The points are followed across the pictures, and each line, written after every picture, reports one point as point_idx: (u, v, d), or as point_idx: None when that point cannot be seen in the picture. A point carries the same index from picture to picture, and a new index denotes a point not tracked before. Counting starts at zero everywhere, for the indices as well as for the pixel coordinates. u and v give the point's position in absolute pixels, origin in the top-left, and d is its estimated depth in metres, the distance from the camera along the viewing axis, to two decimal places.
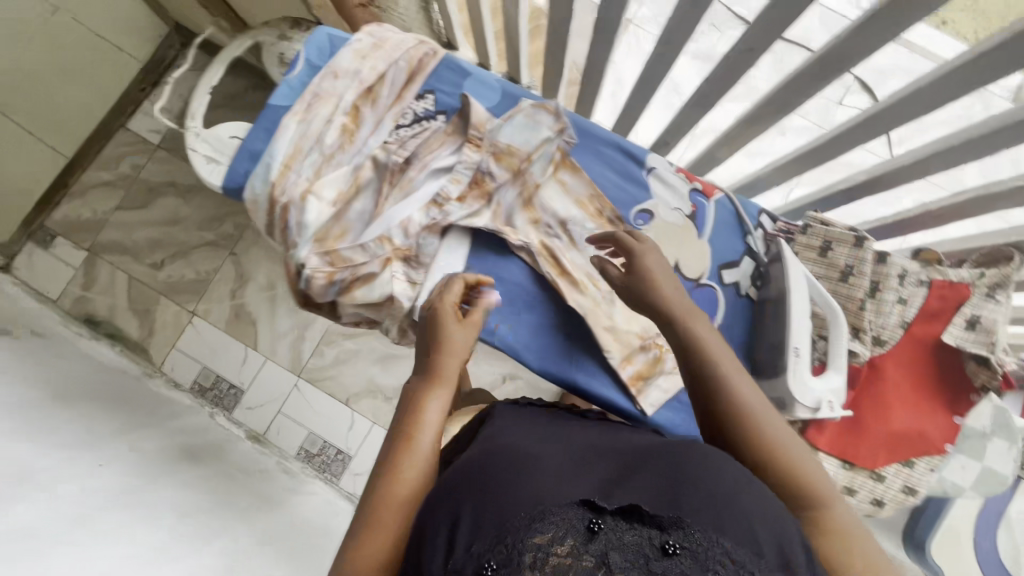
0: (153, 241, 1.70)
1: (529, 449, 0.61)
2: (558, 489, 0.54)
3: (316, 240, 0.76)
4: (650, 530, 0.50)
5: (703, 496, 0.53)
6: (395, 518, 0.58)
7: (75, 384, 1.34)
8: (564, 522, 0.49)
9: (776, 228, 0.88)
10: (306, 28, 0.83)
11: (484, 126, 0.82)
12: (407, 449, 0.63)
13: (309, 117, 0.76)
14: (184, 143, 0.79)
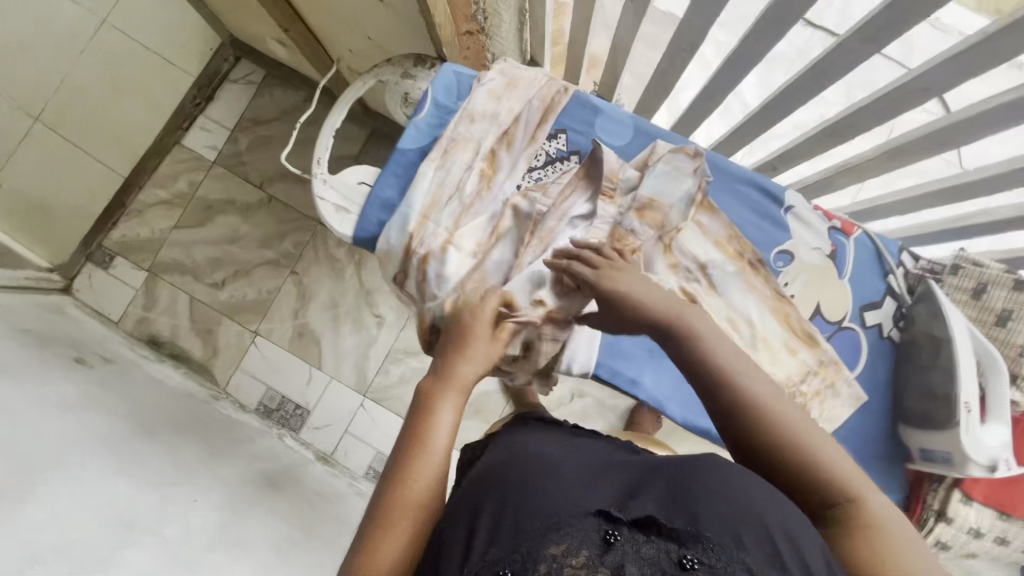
0: (213, 260, 1.69)
1: (547, 460, 0.57)
2: (573, 499, 0.51)
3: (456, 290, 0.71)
4: (668, 542, 0.45)
5: (722, 504, 0.47)
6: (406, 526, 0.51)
7: (154, 412, 1.33)
8: (582, 533, 0.47)
9: (918, 268, 0.81)
10: (429, 64, 0.79)
11: (618, 175, 0.75)
12: (422, 453, 0.55)
13: (447, 165, 0.72)
14: (310, 189, 0.75)
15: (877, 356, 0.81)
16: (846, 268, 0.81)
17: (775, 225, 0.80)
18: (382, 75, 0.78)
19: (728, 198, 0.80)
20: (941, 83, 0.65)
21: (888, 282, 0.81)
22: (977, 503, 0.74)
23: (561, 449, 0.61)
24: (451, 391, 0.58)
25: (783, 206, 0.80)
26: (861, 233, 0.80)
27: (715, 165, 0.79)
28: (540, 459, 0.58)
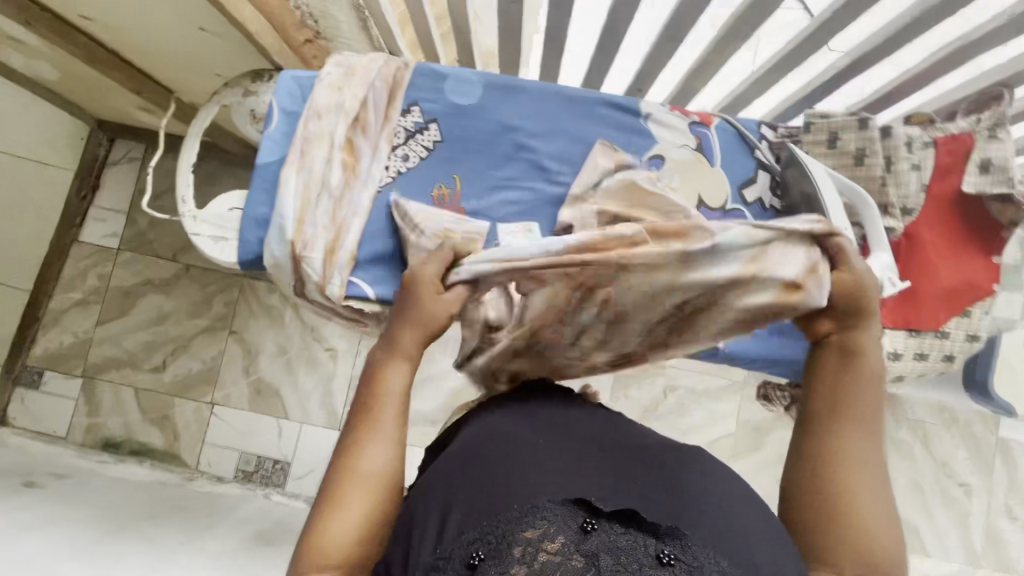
0: (147, 345, 1.63)
1: (526, 437, 0.56)
2: (548, 480, 0.50)
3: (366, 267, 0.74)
4: (646, 537, 0.46)
5: (711, 514, 0.50)
6: (358, 496, 0.52)
7: (123, 510, 1.28)
8: (559, 518, 0.46)
9: (778, 136, 0.85)
10: (268, 78, 0.79)
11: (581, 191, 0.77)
12: (375, 424, 0.55)
13: (307, 165, 0.72)
14: (185, 230, 0.75)
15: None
16: (715, 156, 0.84)
17: (640, 134, 0.83)
18: (223, 100, 0.78)
19: (591, 123, 0.82)
20: None
21: (756, 157, 0.85)
22: (890, 329, 0.79)
23: (544, 426, 0.59)
24: (399, 359, 0.59)
25: (641, 116, 0.83)
26: (718, 120, 0.85)
27: (569, 97, 0.82)
28: (517, 436, 0.56)
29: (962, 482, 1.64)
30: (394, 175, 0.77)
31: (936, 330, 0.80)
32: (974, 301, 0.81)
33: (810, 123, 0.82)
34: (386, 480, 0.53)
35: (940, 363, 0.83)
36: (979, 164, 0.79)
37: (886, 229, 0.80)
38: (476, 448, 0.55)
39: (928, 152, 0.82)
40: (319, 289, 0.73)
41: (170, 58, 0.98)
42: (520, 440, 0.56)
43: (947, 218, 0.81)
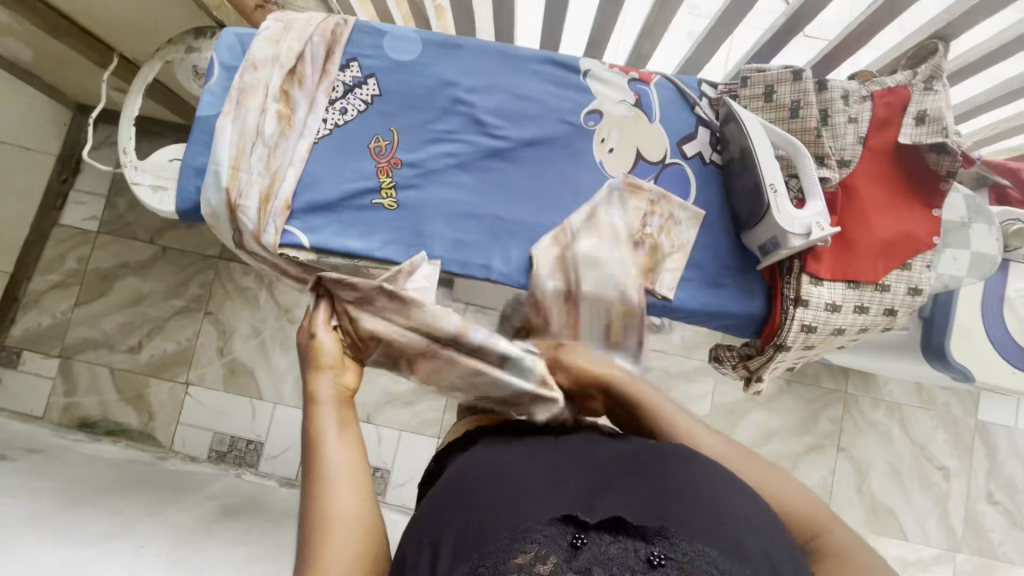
0: (124, 326, 1.65)
1: (510, 464, 0.55)
2: (538, 505, 0.50)
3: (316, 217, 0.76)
4: (636, 541, 0.48)
5: (690, 504, 0.50)
6: (342, 544, 0.50)
7: (91, 481, 1.29)
8: (548, 538, 0.47)
9: (719, 93, 0.86)
10: (211, 35, 0.81)
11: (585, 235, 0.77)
12: (323, 474, 0.53)
13: (243, 114, 0.74)
14: (126, 180, 0.77)
15: (704, 183, 0.84)
16: (654, 112, 0.85)
17: (579, 90, 0.84)
18: (166, 55, 0.80)
19: (530, 80, 0.83)
20: None
21: (696, 114, 0.86)
22: (827, 282, 0.79)
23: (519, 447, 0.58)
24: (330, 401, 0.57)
25: (580, 73, 0.84)
26: (658, 78, 0.86)
27: (508, 55, 0.83)
28: (502, 465, 0.55)
29: (942, 466, 1.61)
30: (332, 127, 0.78)
31: (875, 283, 0.80)
32: (913, 254, 0.81)
33: (746, 77, 0.83)
34: (361, 516, 0.52)
35: (882, 317, 0.82)
36: (915, 116, 0.79)
37: (821, 179, 0.79)
38: (461, 477, 0.55)
39: (865, 106, 0.82)
40: (255, 237, 0.74)
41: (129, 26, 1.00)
42: (501, 468, 0.55)
43: (885, 171, 0.81)
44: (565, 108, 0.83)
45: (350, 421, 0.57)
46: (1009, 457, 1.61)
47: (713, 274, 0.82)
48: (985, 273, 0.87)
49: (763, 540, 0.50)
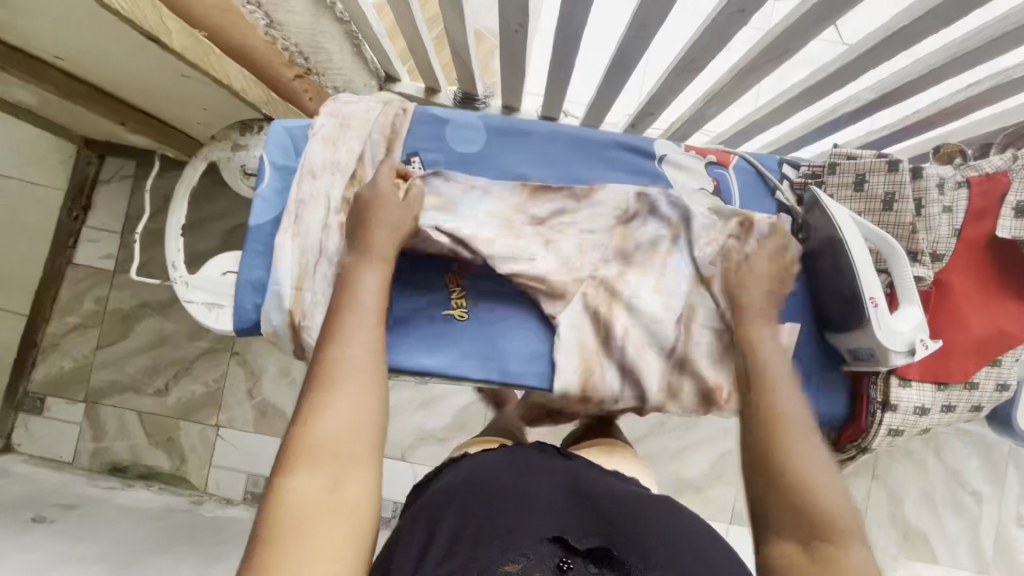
0: (149, 368, 1.61)
1: (504, 485, 0.55)
2: (535, 522, 0.49)
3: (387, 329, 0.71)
4: (616, 574, 0.45)
5: (666, 525, 0.50)
6: (347, 396, 0.47)
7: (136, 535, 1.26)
8: (536, 556, 0.45)
9: (801, 175, 0.81)
10: (257, 129, 0.75)
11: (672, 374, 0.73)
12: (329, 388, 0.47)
13: (303, 229, 0.68)
14: (178, 296, 0.72)
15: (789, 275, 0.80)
16: (733, 199, 0.80)
17: (655, 177, 0.79)
18: (210, 154, 0.74)
19: (603, 168, 0.78)
20: (753, 2, 0.63)
21: (777, 199, 0.80)
22: (916, 383, 0.76)
23: (510, 464, 0.59)
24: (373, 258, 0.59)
25: (655, 158, 0.79)
26: (737, 159, 0.81)
27: (579, 141, 0.78)
28: (495, 482, 0.55)
29: (974, 491, 1.58)
30: None
31: (965, 382, 0.77)
32: (1004, 350, 0.77)
33: (835, 162, 0.78)
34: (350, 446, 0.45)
35: (967, 412, 0.80)
36: (1014, 209, 0.74)
37: (915, 277, 0.75)
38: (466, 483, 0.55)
39: (959, 193, 0.77)
40: None
41: (156, 96, 0.93)
42: (495, 485, 0.55)
43: (976, 264, 0.77)
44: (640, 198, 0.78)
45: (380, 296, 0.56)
46: None
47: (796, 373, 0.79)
48: None
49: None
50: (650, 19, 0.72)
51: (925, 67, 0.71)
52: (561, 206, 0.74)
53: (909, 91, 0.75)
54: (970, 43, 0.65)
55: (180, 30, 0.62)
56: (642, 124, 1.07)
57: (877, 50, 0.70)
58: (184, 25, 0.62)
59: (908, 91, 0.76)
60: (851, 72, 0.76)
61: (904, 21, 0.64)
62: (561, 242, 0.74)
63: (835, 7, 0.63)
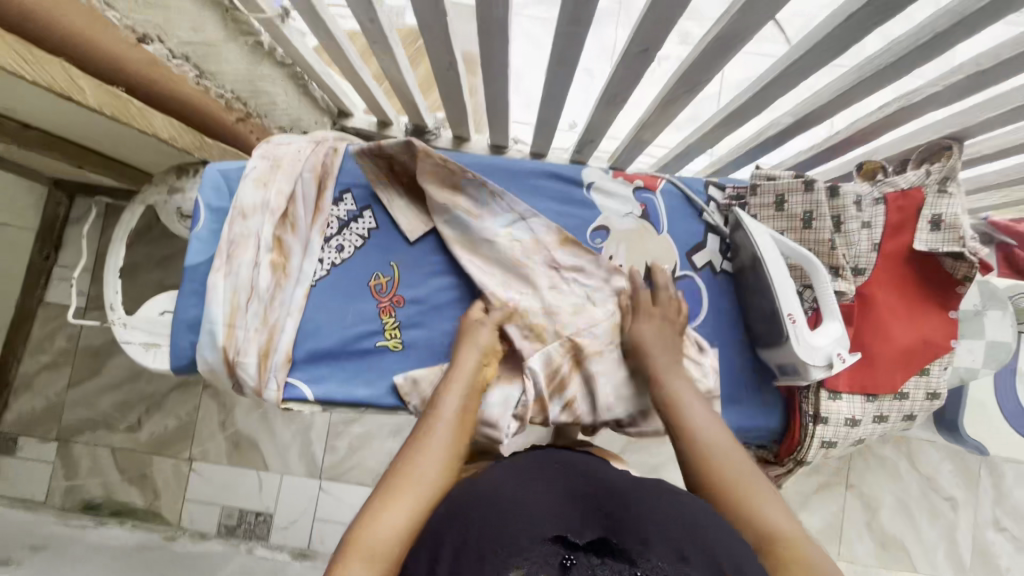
0: (122, 404, 1.62)
1: (496, 487, 0.51)
2: (535, 521, 0.46)
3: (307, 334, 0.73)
4: (621, 563, 0.43)
5: (666, 511, 0.49)
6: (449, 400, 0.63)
7: (109, 569, 1.25)
8: (541, 558, 0.42)
9: (727, 197, 0.83)
10: (193, 172, 0.78)
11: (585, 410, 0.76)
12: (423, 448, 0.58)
13: (234, 269, 0.70)
14: (116, 337, 0.73)
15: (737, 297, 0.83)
16: (661, 221, 0.83)
17: (585, 205, 0.82)
18: (147, 199, 0.77)
19: (532, 196, 0.82)
20: (654, 41, 0.67)
21: (705, 220, 0.83)
22: (846, 395, 0.77)
23: (499, 471, 0.55)
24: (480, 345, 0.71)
25: (583, 186, 0.82)
26: (664, 184, 0.84)
27: (509, 171, 0.82)
28: (496, 486, 0.51)
29: (949, 496, 1.54)
30: (329, 267, 0.76)
31: (894, 392, 0.79)
32: (931, 359, 0.79)
33: (756, 184, 0.81)
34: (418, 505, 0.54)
35: (901, 421, 0.81)
36: (929, 222, 0.76)
37: (837, 292, 0.77)
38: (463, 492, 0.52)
39: (877, 210, 0.80)
40: (257, 392, 0.71)
41: (107, 144, 0.95)
42: (492, 483, 0.52)
43: (897, 279, 0.79)
44: (567, 226, 0.82)
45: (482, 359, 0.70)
46: (1017, 485, 1.52)
47: (728, 390, 0.81)
48: (1002, 364, 0.85)
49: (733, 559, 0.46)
50: (569, 56, 0.76)
51: (831, 94, 0.74)
52: (570, 260, 0.77)
53: (822, 114, 0.79)
54: (869, 67, 0.68)
55: (93, 87, 0.62)
56: (586, 150, 1.10)
57: (782, 78, 0.73)
58: (98, 83, 0.62)
59: (821, 114, 0.79)
60: (765, 98, 0.79)
61: (800, 52, 0.68)
62: (562, 294, 0.77)
63: (730, 43, 0.66)
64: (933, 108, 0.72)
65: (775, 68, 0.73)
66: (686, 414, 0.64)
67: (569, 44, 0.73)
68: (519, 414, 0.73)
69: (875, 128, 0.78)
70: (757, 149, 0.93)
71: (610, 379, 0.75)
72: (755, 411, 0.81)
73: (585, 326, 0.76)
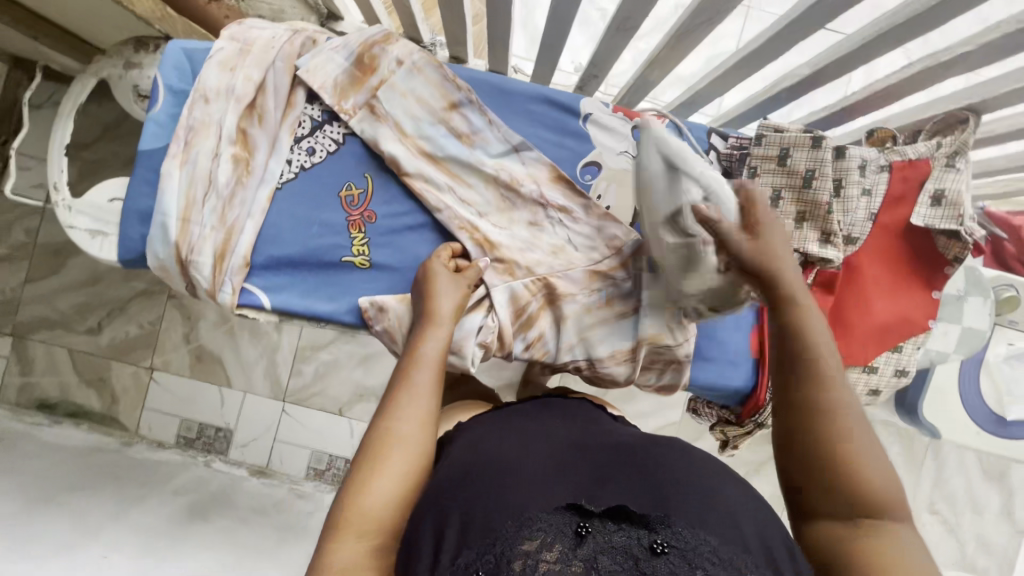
0: (81, 306, 1.56)
1: (501, 457, 0.51)
2: (544, 492, 0.46)
3: (269, 240, 0.68)
4: (638, 530, 0.42)
5: (685, 475, 0.48)
6: (433, 336, 0.61)
7: (59, 468, 1.23)
8: (553, 527, 0.42)
9: (729, 147, 0.79)
10: (154, 47, 0.70)
11: (548, 350, 0.74)
12: (408, 388, 0.56)
13: (192, 158, 0.64)
14: (58, 220, 0.67)
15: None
16: None
17: (579, 138, 0.77)
18: (100, 71, 0.68)
19: (524, 121, 0.76)
20: None
21: None
22: None
23: (514, 434, 0.55)
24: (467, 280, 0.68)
25: (580, 116, 0.77)
26: (665, 125, 0.79)
27: (504, 91, 0.76)
28: (499, 460, 0.50)
29: None
30: (298, 170, 0.70)
31: (864, 365, 0.78)
32: (905, 336, 0.78)
33: (762, 134, 0.76)
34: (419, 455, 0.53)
35: (866, 396, 0.81)
36: (932, 197, 0.73)
37: (825, 259, 0.75)
38: (456, 467, 0.51)
39: (881, 177, 0.76)
40: (210, 295, 0.67)
41: (64, 14, 0.85)
42: (496, 459, 0.51)
43: (890, 253, 0.77)
44: (557, 159, 0.77)
45: (456, 281, 0.67)
46: (956, 472, 1.59)
47: (701, 346, 0.79)
48: (973, 350, 0.85)
49: (765, 532, 0.45)
50: None
51: (854, 44, 0.69)
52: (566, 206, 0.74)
53: (841, 68, 0.74)
54: (898, 17, 0.63)
55: None
56: (589, 86, 1.04)
57: (805, 21, 0.68)
58: None
59: (840, 68, 0.74)
60: (784, 44, 0.74)
61: None
62: (544, 234, 0.74)
63: None
64: (959, 72, 0.67)
65: (796, 10, 0.68)
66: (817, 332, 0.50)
67: None
68: (484, 345, 0.71)
69: (894, 90, 0.74)
70: (767, 102, 0.88)
71: (577, 325, 0.73)
72: (725, 371, 0.79)
73: (559, 268, 0.73)
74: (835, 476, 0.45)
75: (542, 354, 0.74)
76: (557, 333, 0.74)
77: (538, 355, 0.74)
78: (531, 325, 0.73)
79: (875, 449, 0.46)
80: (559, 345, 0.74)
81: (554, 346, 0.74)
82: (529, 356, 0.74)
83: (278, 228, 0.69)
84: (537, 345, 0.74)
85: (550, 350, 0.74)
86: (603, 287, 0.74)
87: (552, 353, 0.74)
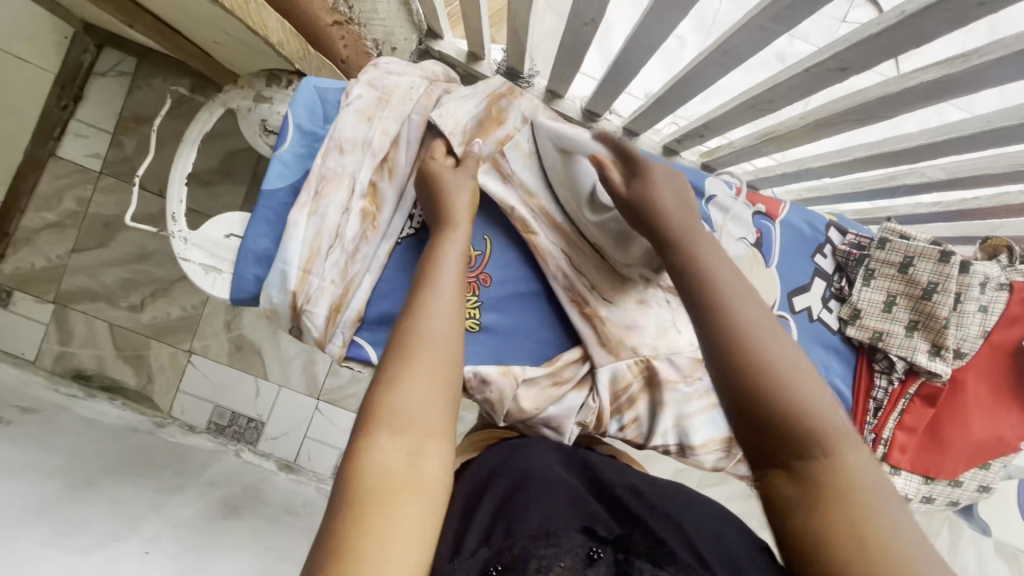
0: (126, 281, 1.48)
1: (531, 478, 0.50)
2: (564, 514, 0.45)
3: (386, 294, 0.68)
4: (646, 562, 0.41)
5: (703, 523, 0.48)
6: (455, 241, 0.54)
7: (103, 444, 1.13)
8: (566, 545, 0.41)
9: (846, 243, 0.80)
10: (286, 81, 0.68)
11: (640, 432, 0.73)
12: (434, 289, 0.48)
13: (321, 209, 0.61)
14: (171, 250, 0.65)
15: (832, 348, 0.79)
16: (773, 254, 0.78)
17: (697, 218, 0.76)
18: (229, 102, 0.66)
19: None
20: (859, 63, 0.58)
21: (816, 263, 0.80)
22: (904, 471, 0.77)
23: (545, 462, 0.55)
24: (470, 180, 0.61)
25: (703, 197, 0.76)
26: (786, 214, 0.79)
27: None
28: (527, 480, 0.50)
29: None
30: (417, 225, 0.69)
31: (951, 479, 0.77)
32: (998, 456, 0.77)
33: (885, 238, 0.75)
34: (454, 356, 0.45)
35: (944, 505, 0.80)
36: None
37: (932, 373, 0.73)
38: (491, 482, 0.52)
39: (999, 296, 0.75)
40: (318, 344, 0.65)
41: (179, 14, 0.80)
42: (526, 480, 0.51)
43: (995, 371, 0.76)
44: None
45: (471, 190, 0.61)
46: None
47: None
48: None
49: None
50: (747, 47, 0.65)
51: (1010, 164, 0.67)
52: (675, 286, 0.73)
53: (983, 180, 0.72)
54: None
55: None
56: (689, 143, 1.01)
57: (973, 139, 0.65)
58: None
59: (982, 180, 0.72)
60: (932, 151, 0.71)
61: (1014, 119, 0.59)
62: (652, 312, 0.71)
63: (948, 88, 0.57)
64: None
65: (960, 125, 0.66)
66: (708, 265, 0.46)
67: (750, 35, 0.62)
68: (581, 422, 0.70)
69: None
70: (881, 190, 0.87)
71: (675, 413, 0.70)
72: None
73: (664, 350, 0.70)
74: (771, 415, 0.38)
75: (633, 435, 0.73)
76: (649, 417, 0.72)
77: (628, 435, 0.73)
78: (626, 408, 0.71)
79: (807, 378, 0.40)
80: (653, 429, 0.72)
81: (646, 429, 0.72)
82: (620, 433, 0.73)
83: (393, 283, 0.68)
84: (630, 426, 0.72)
85: (642, 431, 0.73)
86: (700, 374, 0.70)
87: (642, 434, 0.73)
